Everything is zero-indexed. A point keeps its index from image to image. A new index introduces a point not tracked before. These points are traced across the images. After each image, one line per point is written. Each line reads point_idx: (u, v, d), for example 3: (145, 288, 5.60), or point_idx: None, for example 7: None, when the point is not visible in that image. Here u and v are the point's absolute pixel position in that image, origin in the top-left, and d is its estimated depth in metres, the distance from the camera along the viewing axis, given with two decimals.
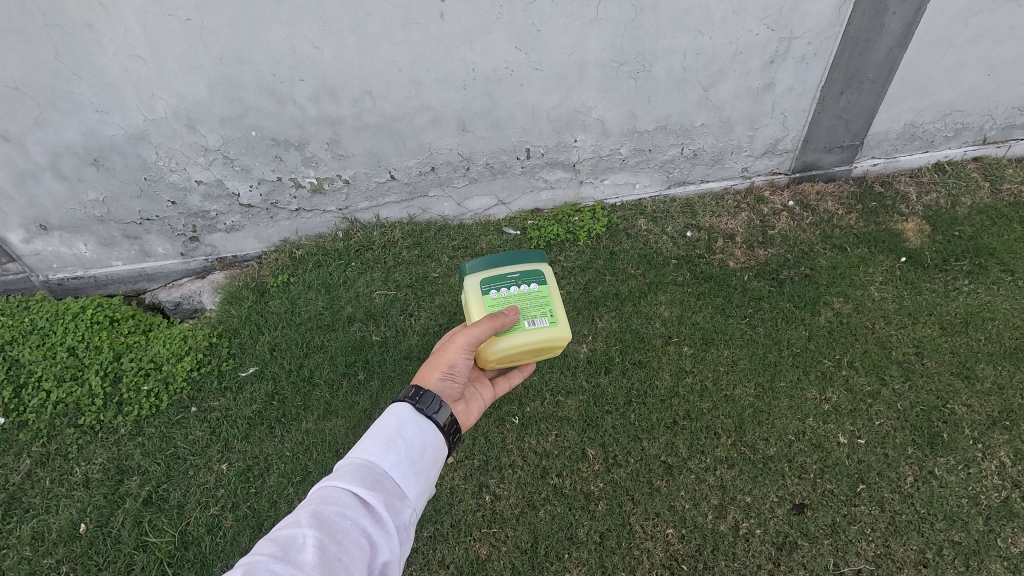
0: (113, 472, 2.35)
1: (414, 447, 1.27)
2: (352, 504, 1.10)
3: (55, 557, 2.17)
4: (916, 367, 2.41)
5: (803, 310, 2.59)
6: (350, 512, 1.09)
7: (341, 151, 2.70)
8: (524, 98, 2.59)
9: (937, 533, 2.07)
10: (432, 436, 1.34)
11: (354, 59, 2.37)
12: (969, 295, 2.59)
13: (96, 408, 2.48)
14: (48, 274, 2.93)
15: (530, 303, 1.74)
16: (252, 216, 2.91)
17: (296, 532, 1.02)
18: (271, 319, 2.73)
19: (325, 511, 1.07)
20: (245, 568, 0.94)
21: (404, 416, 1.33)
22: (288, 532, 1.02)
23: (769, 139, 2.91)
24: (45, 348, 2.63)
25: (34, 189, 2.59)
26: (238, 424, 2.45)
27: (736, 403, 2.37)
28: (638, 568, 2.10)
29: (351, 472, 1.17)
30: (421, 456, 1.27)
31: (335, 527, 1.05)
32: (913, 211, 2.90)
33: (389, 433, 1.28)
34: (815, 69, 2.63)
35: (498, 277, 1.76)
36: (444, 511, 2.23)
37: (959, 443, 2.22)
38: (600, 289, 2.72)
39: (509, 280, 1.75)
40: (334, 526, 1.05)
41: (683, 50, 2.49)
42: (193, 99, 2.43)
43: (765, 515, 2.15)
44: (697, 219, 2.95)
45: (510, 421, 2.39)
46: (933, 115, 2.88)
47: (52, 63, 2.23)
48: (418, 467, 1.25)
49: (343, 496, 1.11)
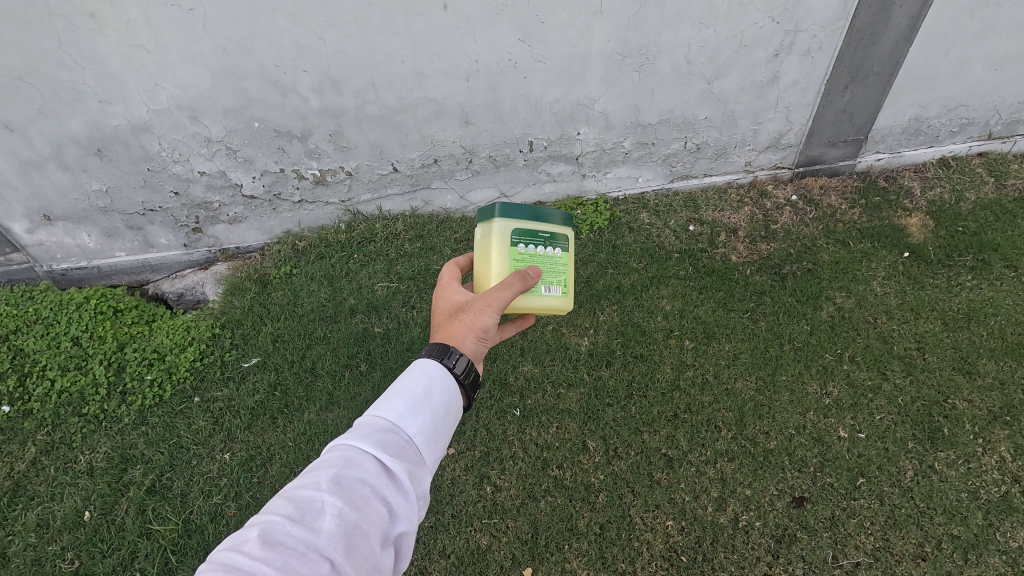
0: (117, 460, 2.36)
1: (437, 415, 1.24)
2: (373, 470, 1.07)
3: (60, 544, 2.19)
4: (918, 363, 2.41)
5: (805, 305, 2.59)
6: (371, 479, 1.05)
7: (344, 143, 2.70)
8: (527, 91, 2.58)
9: (936, 526, 2.08)
10: (454, 402, 1.31)
11: (357, 51, 2.37)
12: (972, 290, 2.58)
13: (100, 397, 2.50)
14: (52, 264, 2.95)
15: (554, 270, 1.74)
16: (254, 207, 2.92)
17: (315, 496, 0.99)
18: (274, 310, 2.74)
19: (345, 475, 1.04)
20: (260, 529, 0.93)
21: (431, 378, 1.30)
22: (306, 495, 0.99)
23: (772, 133, 2.90)
24: (50, 338, 2.65)
25: (38, 179, 2.60)
26: (241, 414, 2.46)
27: (737, 397, 2.38)
28: (638, 559, 2.11)
29: (373, 434, 1.13)
30: (442, 423, 1.24)
31: (355, 493, 1.02)
32: (917, 206, 2.89)
33: (412, 396, 1.23)
34: (820, 62, 2.62)
35: (529, 232, 1.69)
36: (445, 502, 2.24)
37: (959, 438, 2.22)
38: (602, 283, 2.72)
39: (540, 238, 1.70)
40: (354, 492, 1.02)
41: (687, 42, 2.48)
42: (196, 90, 2.43)
43: (765, 507, 2.16)
44: (699, 213, 2.95)
45: (512, 412, 2.41)
46: (939, 110, 2.86)
47: (56, 52, 2.23)
48: (439, 435, 1.23)
49: (365, 460, 1.07)
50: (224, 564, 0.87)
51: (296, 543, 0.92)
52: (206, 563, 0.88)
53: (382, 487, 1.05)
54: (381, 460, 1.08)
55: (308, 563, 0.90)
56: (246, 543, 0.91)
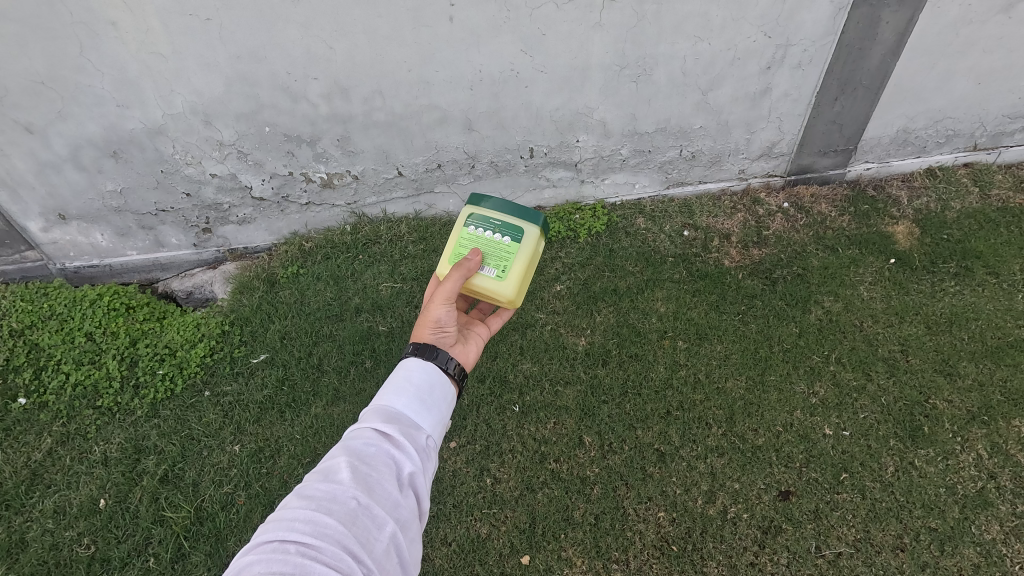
0: (130, 451, 2.45)
1: (423, 389, 1.35)
2: (375, 435, 1.19)
3: (76, 530, 2.28)
4: (901, 364, 2.51)
5: (794, 308, 2.70)
6: (374, 441, 1.18)
7: (351, 148, 2.80)
8: (528, 99, 2.69)
9: (914, 519, 2.18)
10: (439, 377, 1.41)
11: (366, 60, 2.47)
12: (955, 296, 2.69)
13: (114, 391, 2.59)
14: (65, 262, 3.04)
15: (495, 253, 1.86)
16: (263, 209, 3.01)
17: (331, 461, 1.12)
18: (282, 309, 2.84)
19: (351, 444, 1.17)
20: (294, 493, 1.06)
21: (410, 368, 1.40)
22: (325, 462, 1.12)
23: (765, 142, 3.01)
24: (64, 333, 2.75)
25: (55, 179, 2.69)
26: (250, 408, 2.55)
27: (727, 395, 2.48)
28: (630, 548, 2.20)
29: (370, 414, 1.26)
30: (430, 394, 1.36)
31: (362, 453, 1.15)
32: (904, 214, 3.00)
33: (393, 385, 1.35)
34: (811, 75, 2.73)
35: (483, 218, 1.88)
36: (446, 492, 2.34)
37: (939, 436, 2.33)
38: (599, 285, 2.82)
39: (490, 224, 1.87)
40: (361, 453, 1.15)
41: (683, 55, 2.59)
42: (210, 96, 2.53)
43: (753, 500, 2.26)
44: (694, 219, 3.06)
45: (511, 408, 2.51)
46: (925, 121, 2.97)
47: (77, 59, 2.33)
48: (429, 404, 1.33)
49: (366, 430, 1.20)
50: (271, 520, 1.01)
51: (324, 492, 1.05)
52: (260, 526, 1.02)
53: (385, 443, 1.18)
54: (380, 427, 1.21)
55: (336, 503, 1.04)
56: (288, 503, 1.05)
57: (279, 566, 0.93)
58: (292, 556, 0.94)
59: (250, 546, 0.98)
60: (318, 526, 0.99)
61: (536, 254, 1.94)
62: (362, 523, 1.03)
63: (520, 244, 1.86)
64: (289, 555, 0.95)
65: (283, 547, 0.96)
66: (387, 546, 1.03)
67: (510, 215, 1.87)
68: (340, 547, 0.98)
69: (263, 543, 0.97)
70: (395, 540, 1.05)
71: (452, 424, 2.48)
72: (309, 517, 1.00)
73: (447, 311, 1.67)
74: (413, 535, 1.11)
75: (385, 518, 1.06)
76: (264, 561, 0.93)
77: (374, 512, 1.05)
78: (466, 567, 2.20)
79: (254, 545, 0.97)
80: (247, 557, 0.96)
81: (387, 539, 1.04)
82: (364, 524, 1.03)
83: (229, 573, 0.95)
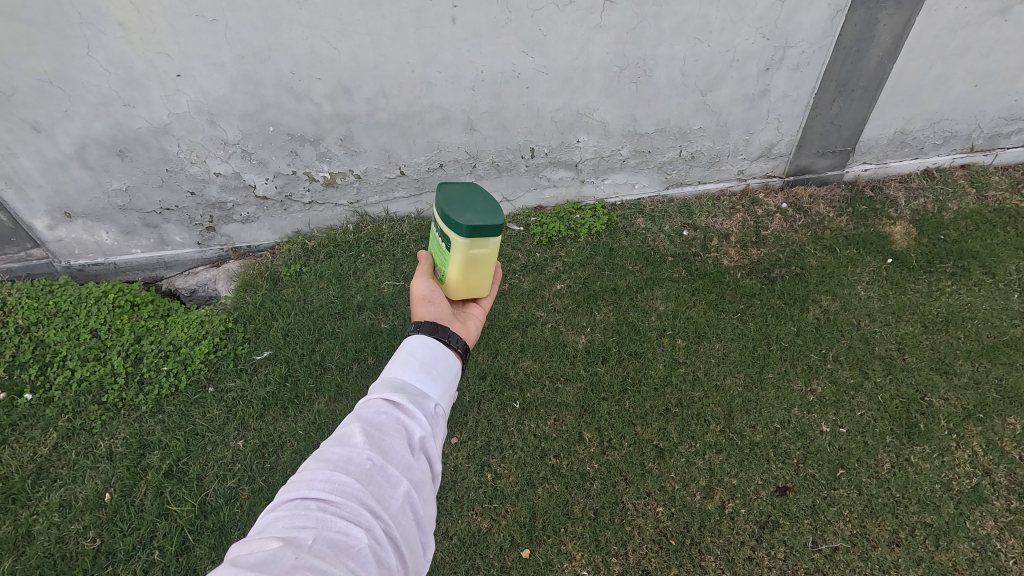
0: (135, 446, 2.48)
1: (428, 360, 1.36)
2: (385, 403, 1.21)
3: (82, 523, 2.30)
4: (897, 362, 2.54)
5: (792, 307, 2.73)
6: (384, 408, 1.20)
7: (354, 147, 2.83)
8: (530, 100, 2.72)
9: (910, 515, 2.20)
10: (442, 350, 1.41)
11: (369, 60, 2.50)
12: (951, 295, 2.71)
13: (119, 386, 2.62)
14: (70, 260, 3.07)
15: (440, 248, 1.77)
16: (267, 207, 3.04)
17: (344, 426, 1.15)
18: (285, 306, 2.87)
19: (363, 411, 1.19)
20: (311, 456, 1.09)
21: (416, 341, 1.41)
22: (339, 427, 1.15)
23: (763, 143, 3.04)
24: (70, 330, 2.78)
25: (61, 178, 2.72)
26: (254, 404, 2.58)
27: (726, 392, 2.51)
28: (629, 543, 2.22)
29: (379, 385, 1.27)
30: (435, 364, 1.37)
31: (374, 419, 1.17)
32: (901, 214, 3.03)
33: (401, 355, 1.36)
34: (809, 77, 2.76)
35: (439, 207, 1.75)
36: (447, 487, 2.37)
37: (934, 433, 2.35)
38: (599, 284, 2.85)
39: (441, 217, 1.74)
40: (373, 418, 1.17)
41: (683, 56, 2.62)
42: (215, 95, 2.56)
43: (750, 496, 2.28)
44: (694, 219, 3.09)
45: (511, 405, 2.54)
46: (922, 123, 3.01)
47: (84, 58, 2.36)
48: (436, 372, 1.35)
49: (376, 398, 1.22)
50: (291, 481, 1.05)
51: (339, 456, 1.08)
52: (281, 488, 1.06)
53: (395, 410, 1.20)
54: (389, 395, 1.23)
55: (352, 465, 1.06)
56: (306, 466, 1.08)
57: (301, 521, 0.97)
58: (312, 512, 0.98)
59: (272, 505, 1.02)
60: (335, 485, 1.02)
61: (484, 263, 1.73)
62: (377, 482, 1.05)
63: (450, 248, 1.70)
64: (310, 511, 0.99)
65: (304, 504, 1.00)
66: (403, 504, 1.06)
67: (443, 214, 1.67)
68: (358, 504, 1.01)
69: (285, 501, 1.01)
70: (411, 498, 1.08)
71: (453, 420, 2.51)
72: (327, 477, 1.03)
73: (431, 287, 1.78)
74: (427, 494, 1.13)
75: (399, 477, 1.08)
76: (287, 517, 0.97)
77: (388, 472, 1.08)
78: (467, 561, 2.23)
79: (276, 503, 1.02)
80: (270, 514, 1.00)
81: (403, 498, 1.06)
82: (380, 483, 1.06)
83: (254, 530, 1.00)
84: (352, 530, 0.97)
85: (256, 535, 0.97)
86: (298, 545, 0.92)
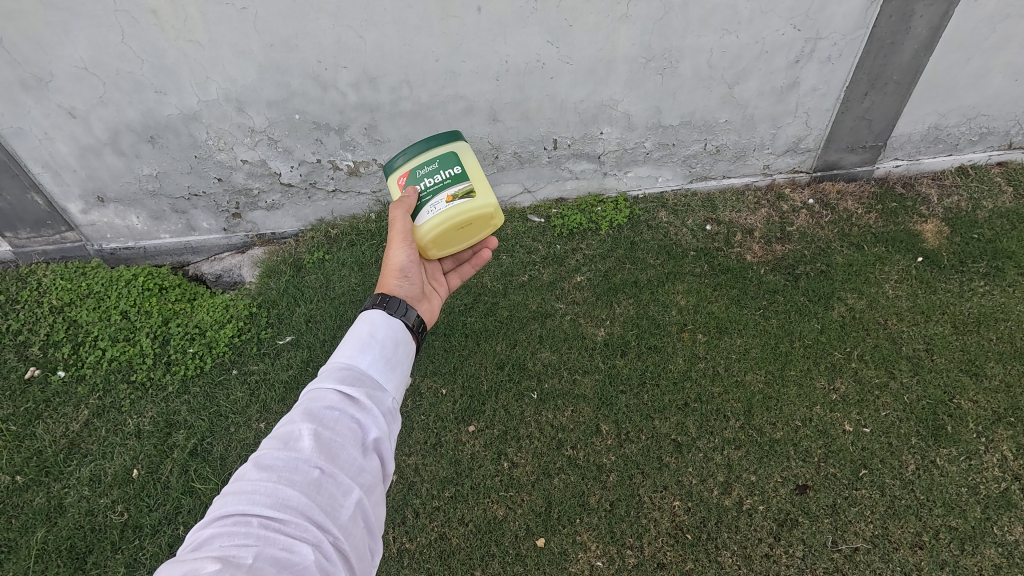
0: (162, 425, 2.55)
1: (386, 347, 1.36)
2: (339, 398, 1.19)
3: (111, 497, 2.38)
4: (925, 363, 2.48)
5: (817, 304, 2.68)
6: (337, 405, 1.17)
7: (377, 137, 2.84)
8: (553, 91, 2.71)
9: (934, 518, 2.16)
10: (403, 334, 1.43)
11: (394, 50, 2.51)
12: (984, 296, 2.64)
13: (147, 366, 2.69)
14: (102, 243, 3.15)
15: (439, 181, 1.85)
16: (291, 195, 3.08)
17: (291, 427, 1.11)
18: (308, 293, 2.91)
19: (311, 409, 1.15)
20: (252, 462, 1.05)
21: (375, 322, 1.40)
22: (284, 427, 1.11)
23: (791, 137, 2.98)
24: (101, 311, 2.87)
25: (95, 163, 2.79)
26: (276, 387, 2.62)
27: (746, 388, 2.48)
28: (644, 535, 2.22)
29: (331, 375, 1.24)
30: (393, 352, 1.37)
31: (325, 419, 1.14)
32: (933, 212, 2.95)
33: (358, 340, 1.34)
34: (840, 70, 2.70)
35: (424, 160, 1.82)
36: (464, 474, 2.39)
37: (962, 436, 2.30)
38: (619, 277, 2.84)
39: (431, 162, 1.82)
40: (322, 417, 1.14)
41: (709, 48, 2.58)
42: (243, 83, 2.60)
43: (769, 493, 2.26)
44: (717, 213, 3.05)
45: (530, 395, 2.54)
46: (958, 118, 2.91)
47: (118, 45, 2.41)
48: (393, 363, 1.34)
49: (329, 393, 1.19)
50: (229, 492, 1.00)
51: (284, 463, 1.04)
52: (217, 497, 1.01)
53: (348, 408, 1.18)
54: (342, 390, 1.20)
55: (298, 474, 1.03)
56: (244, 474, 1.03)
57: (241, 539, 0.93)
58: (254, 529, 0.95)
59: (208, 519, 0.98)
60: (280, 498, 0.99)
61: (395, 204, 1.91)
62: (327, 491, 1.04)
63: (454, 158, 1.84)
64: (251, 528, 0.95)
65: (245, 520, 0.96)
66: (353, 513, 1.05)
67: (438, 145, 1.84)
68: (305, 518, 0.98)
69: (223, 516, 0.97)
70: (361, 505, 1.07)
71: (471, 408, 2.53)
72: (270, 489, 1.00)
73: (411, 256, 1.74)
74: (377, 497, 1.13)
75: (350, 485, 1.07)
76: (225, 534, 0.93)
77: (338, 479, 1.06)
78: (483, 547, 2.25)
79: (213, 517, 0.97)
80: (206, 530, 0.95)
81: (353, 506, 1.06)
82: (329, 491, 1.04)
83: (186, 546, 0.95)
84: (299, 546, 0.94)
85: (192, 552, 0.93)
86: (237, 565, 0.88)
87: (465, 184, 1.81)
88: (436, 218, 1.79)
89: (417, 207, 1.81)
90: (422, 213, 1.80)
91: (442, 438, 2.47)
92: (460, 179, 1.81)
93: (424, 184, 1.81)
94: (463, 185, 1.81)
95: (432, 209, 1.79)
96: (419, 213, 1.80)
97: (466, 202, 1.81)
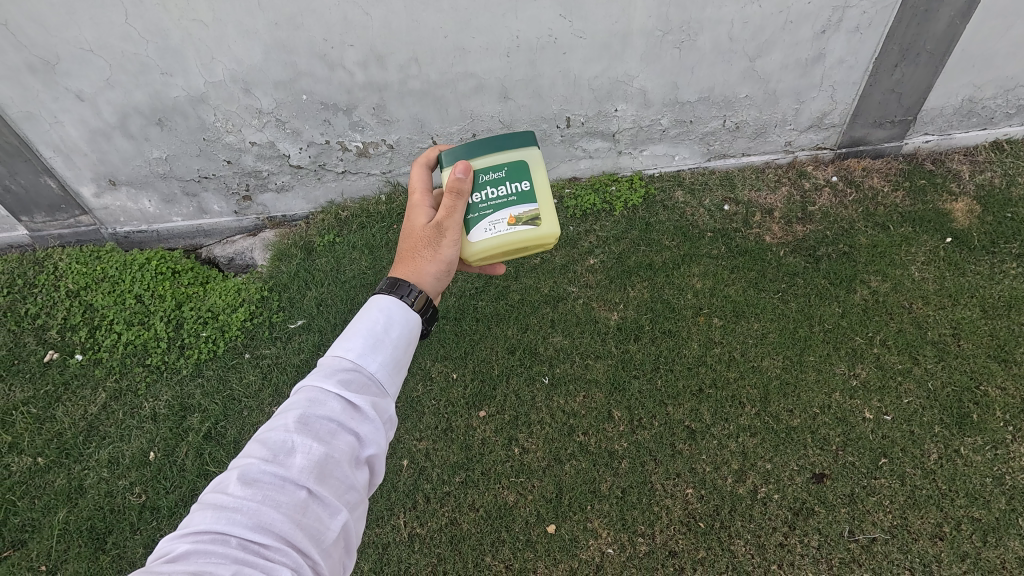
0: (177, 408, 2.58)
1: (397, 348, 1.32)
2: (339, 408, 1.16)
3: (129, 479, 2.43)
4: (951, 348, 2.39)
5: (838, 287, 2.59)
6: (337, 416, 1.14)
7: (386, 117, 2.79)
8: (566, 67, 2.61)
9: (956, 508, 2.11)
10: (413, 331, 1.39)
11: (401, 27, 2.43)
12: (1016, 278, 2.53)
13: (162, 350, 2.72)
14: (116, 227, 3.16)
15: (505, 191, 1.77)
16: (301, 177, 3.05)
17: (284, 436, 1.08)
18: (318, 276, 2.90)
19: (308, 416, 1.12)
20: (238, 472, 1.03)
21: (390, 315, 1.35)
22: (276, 435, 1.08)
23: (815, 113, 2.86)
24: (116, 295, 2.90)
25: (105, 146, 2.78)
26: (289, 371, 2.64)
27: (763, 374, 2.42)
28: (656, 522, 2.21)
29: (331, 376, 1.20)
30: (402, 354, 1.33)
31: (322, 430, 1.11)
32: (964, 190, 2.82)
33: (372, 336, 1.29)
34: (870, 40, 2.55)
35: (491, 163, 1.73)
36: (475, 459, 2.39)
37: (988, 425, 2.23)
38: (634, 260, 2.77)
39: (499, 169, 1.73)
40: (320, 428, 1.11)
41: (730, 19, 2.46)
42: (249, 64, 2.54)
43: (785, 481, 2.22)
44: (735, 193, 2.95)
45: (541, 380, 2.51)
46: (995, 90, 2.75)
47: (123, 27, 2.37)
48: (399, 367, 1.31)
49: (328, 399, 1.16)
50: (209, 505, 0.98)
51: (271, 480, 1.02)
52: (196, 504, 0.99)
53: (347, 420, 1.15)
54: (344, 399, 1.17)
55: (285, 494, 1.01)
56: (228, 485, 1.01)
57: (218, 559, 0.92)
58: (232, 550, 0.93)
59: (184, 529, 0.96)
60: (262, 520, 0.98)
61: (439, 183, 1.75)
62: (312, 514, 1.03)
63: (527, 170, 1.76)
64: (229, 547, 0.94)
65: (223, 538, 0.95)
66: (337, 535, 1.05)
67: (509, 148, 1.75)
68: (286, 543, 0.97)
69: (201, 530, 0.95)
70: (346, 526, 1.07)
71: (482, 393, 2.51)
72: (254, 510, 0.98)
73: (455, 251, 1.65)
74: (361, 514, 1.13)
75: (339, 507, 1.06)
76: (202, 553, 0.92)
77: (326, 501, 1.05)
78: (493, 533, 2.26)
79: (190, 529, 0.96)
80: (182, 542, 0.94)
81: (338, 528, 1.05)
82: (315, 514, 1.03)
83: (158, 555, 0.94)
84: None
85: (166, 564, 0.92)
86: None
87: (533, 207, 1.74)
88: (494, 239, 1.72)
89: (472, 220, 1.71)
90: (478, 228, 1.71)
91: (454, 423, 2.46)
92: (526, 200, 1.74)
93: (486, 197, 1.71)
94: (530, 209, 1.74)
95: (492, 228, 1.72)
96: (476, 229, 1.71)
97: (530, 228, 1.74)
